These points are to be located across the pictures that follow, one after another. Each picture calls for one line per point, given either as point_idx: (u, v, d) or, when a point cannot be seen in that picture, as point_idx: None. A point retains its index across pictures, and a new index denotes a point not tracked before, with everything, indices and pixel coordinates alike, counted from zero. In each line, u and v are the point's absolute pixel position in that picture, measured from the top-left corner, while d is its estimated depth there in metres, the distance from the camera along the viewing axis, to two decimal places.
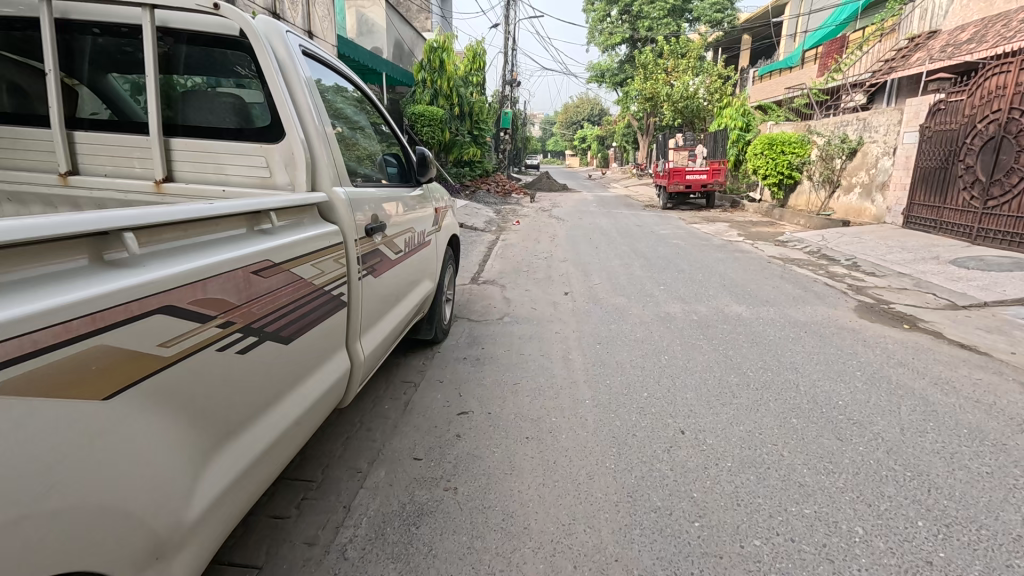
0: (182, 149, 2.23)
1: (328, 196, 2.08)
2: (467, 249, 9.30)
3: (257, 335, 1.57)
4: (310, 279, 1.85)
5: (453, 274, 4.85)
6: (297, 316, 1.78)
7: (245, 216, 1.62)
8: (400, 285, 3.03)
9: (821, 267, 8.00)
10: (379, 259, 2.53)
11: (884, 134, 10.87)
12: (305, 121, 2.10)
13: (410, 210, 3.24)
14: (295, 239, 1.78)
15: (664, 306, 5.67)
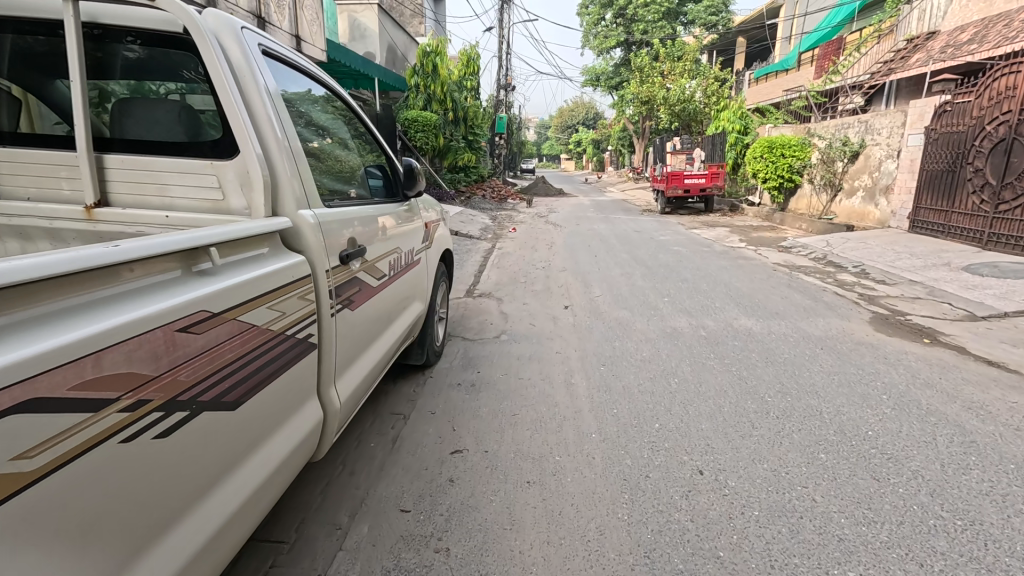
0: (119, 168, 1.96)
1: (293, 221, 1.80)
2: (463, 258, 9.00)
3: (184, 408, 1.28)
4: (265, 325, 1.55)
5: (447, 291, 4.53)
6: (245, 374, 1.48)
7: (174, 257, 1.32)
8: (386, 312, 2.71)
9: (828, 274, 7.74)
10: (358, 288, 2.21)
11: (888, 137, 10.64)
12: (264, 134, 1.81)
13: (398, 228, 2.93)
14: (244, 279, 1.47)
15: (670, 320, 5.38)
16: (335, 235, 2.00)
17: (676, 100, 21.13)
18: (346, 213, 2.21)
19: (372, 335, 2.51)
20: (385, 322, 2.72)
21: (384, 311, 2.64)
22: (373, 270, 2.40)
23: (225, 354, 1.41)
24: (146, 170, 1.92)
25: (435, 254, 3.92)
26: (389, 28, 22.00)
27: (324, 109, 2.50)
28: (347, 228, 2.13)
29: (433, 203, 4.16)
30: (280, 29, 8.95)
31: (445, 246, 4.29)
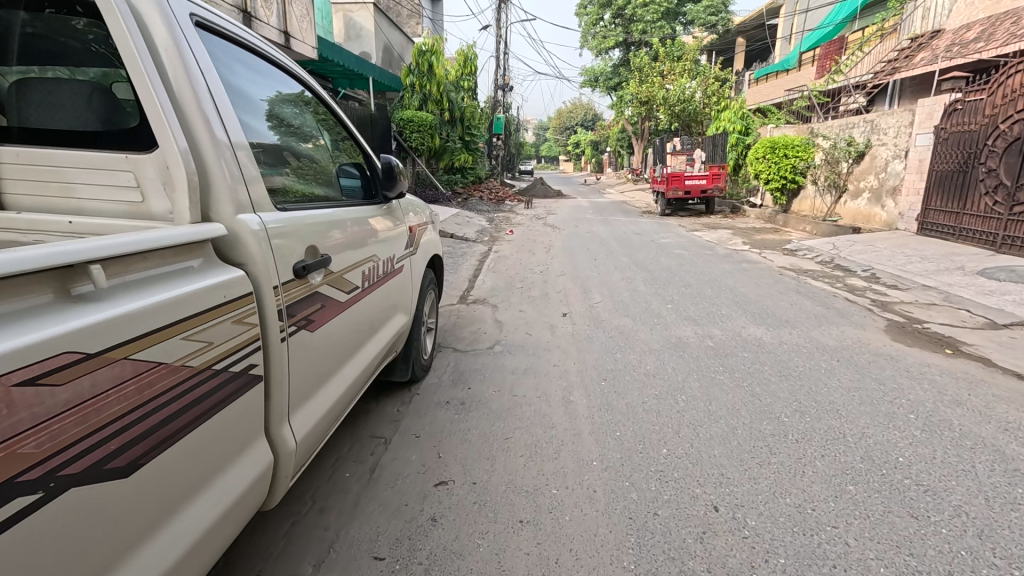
0: (10, 164, 1.68)
1: (227, 229, 1.49)
2: (458, 262, 8.69)
3: (39, 487, 0.97)
4: (174, 362, 1.24)
5: (436, 299, 4.21)
6: (140, 427, 1.17)
7: (33, 281, 1.01)
8: (360, 328, 2.38)
9: (837, 279, 7.45)
10: (320, 305, 1.88)
11: (894, 137, 10.35)
12: (193, 123, 1.51)
13: (377, 232, 2.62)
14: (140, 304, 1.16)
15: (675, 329, 5.07)
16: (290, 242, 1.70)
17: (676, 100, 20.84)
18: (309, 217, 1.92)
19: (343, 355, 2.21)
20: (359, 338, 2.41)
21: (358, 327, 2.34)
22: (343, 282, 2.10)
23: (111, 405, 1.11)
24: (46, 165, 1.64)
25: (421, 261, 3.62)
26: (385, 27, 21.69)
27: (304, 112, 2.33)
28: (307, 235, 1.83)
29: (418, 205, 3.89)
30: (267, 25, 8.63)
31: (433, 252, 3.99)
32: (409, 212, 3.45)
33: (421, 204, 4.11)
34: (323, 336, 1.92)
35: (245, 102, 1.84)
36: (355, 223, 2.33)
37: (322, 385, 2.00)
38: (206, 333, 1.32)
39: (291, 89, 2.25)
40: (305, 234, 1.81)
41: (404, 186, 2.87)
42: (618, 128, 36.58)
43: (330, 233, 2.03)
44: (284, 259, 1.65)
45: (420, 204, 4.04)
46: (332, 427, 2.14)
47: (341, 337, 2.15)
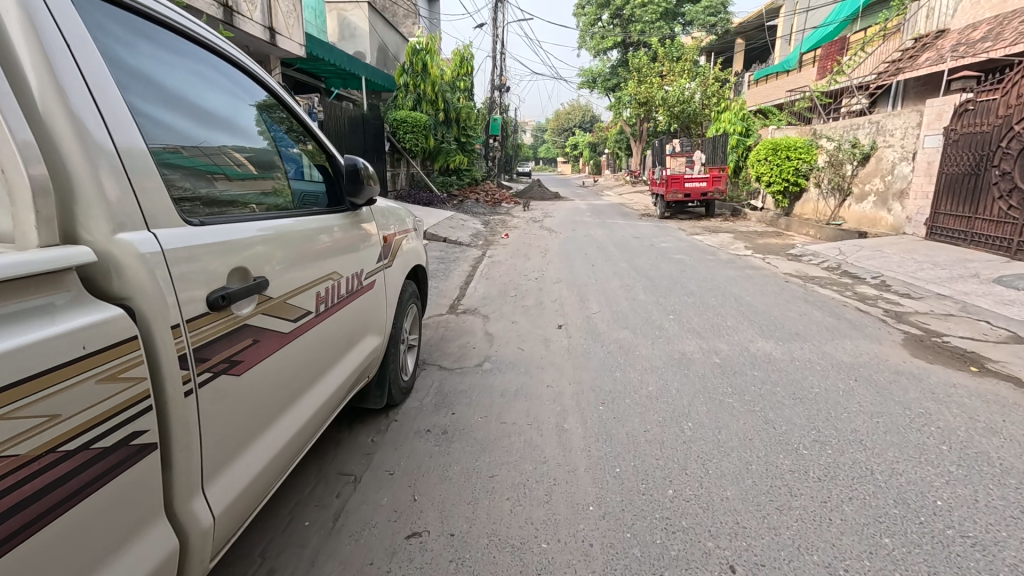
0: None
1: (95, 256, 1.16)
2: (450, 268, 8.33)
3: None
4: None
5: (418, 314, 3.87)
6: None
7: None
8: (314, 360, 2.05)
9: (846, 286, 7.12)
10: (251, 342, 1.55)
11: (901, 138, 10.05)
12: (50, 119, 1.19)
13: (339, 245, 2.29)
14: None
15: (678, 343, 4.71)
16: (203, 265, 1.39)
17: (675, 101, 20.54)
18: (241, 231, 1.62)
19: (293, 392, 1.89)
20: (314, 371, 2.08)
21: (311, 359, 2.01)
22: (287, 310, 1.77)
23: None
24: None
25: (399, 272, 3.28)
26: (380, 26, 21.35)
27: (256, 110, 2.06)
28: (231, 254, 1.51)
29: (393, 210, 3.56)
30: (251, 21, 8.27)
31: (413, 261, 3.65)
32: (382, 218, 3.11)
33: (400, 209, 3.79)
34: (256, 379, 1.59)
35: (156, 95, 1.54)
36: (310, 236, 2.01)
37: (260, 434, 1.68)
38: (52, 401, 0.99)
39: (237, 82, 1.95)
40: (231, 254, 1.51)
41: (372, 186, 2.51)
42: (616, 129, 36.32)
43: (271, 250, 1.71)
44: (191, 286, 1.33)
45: (397, 209, 3.71)
46: (275, 479, 1.82)
47: (287, 373, 1.82)
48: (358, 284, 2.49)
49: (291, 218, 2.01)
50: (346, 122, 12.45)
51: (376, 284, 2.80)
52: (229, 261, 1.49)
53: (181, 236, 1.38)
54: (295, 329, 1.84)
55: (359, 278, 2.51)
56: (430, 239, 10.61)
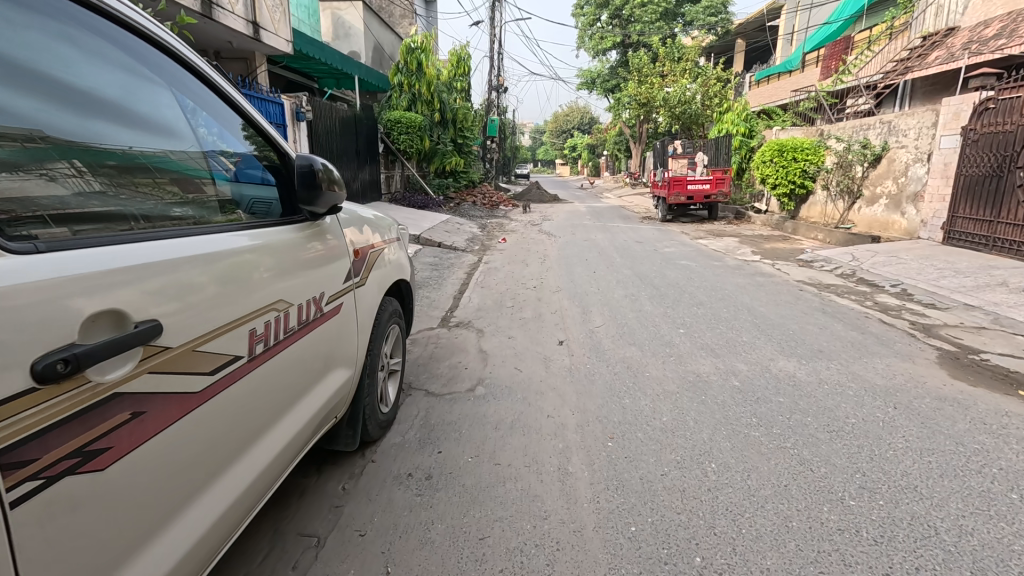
0: None
1: None
2: (443, 275, 7.89)
3: None
4: None
5: (402, 334, 3.41)
6: None
7: None
8: (252, 411, 1.71)
9: (863, 295, 6.71)
10: (121, 414, 1.21)
11: (915, 139, 9.64)
12: None
13: (291, 266, 1.92)
14: None
15: (692, 363, 4.27)
16: (111, 298, 1.18)
17: (676, 102, 20.15)
18: (168, 254, 1.41)
19: (221, 460, 1.55)
20: (255, 424, 1.74)
21: (245, 416, 1.66)
22: (193, 364, 1.41)
23: None
24: None
25: (377, 287, 2.84)
26: (375, 26, 20.93)
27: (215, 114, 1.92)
28: (149, 283, 1.29)
29: (372, 217, 3.11)
30: (232, 14, 7.83)
31: (395, 276, 3.20)
32: (354, 226, 2.66)
33: (381, 217, 3.35)
34: (140, 468, 1.25)
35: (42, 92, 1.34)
36: (265, 253, 1.78)
37: (168, 523, 1.34)
38: None
39: (160, 71, 1.68)
40: (165, 276, 1.34)
41: (332, 190, 2.07)
42: (616, 131, 35.94)
43: (221, 275, 1.54)
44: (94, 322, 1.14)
45: (377, 217, 3.27)
46: (226, 541, 1.60)
47: (206, 439, 1.48)
48: (316, 311, 2.09)
49: (219, 235, 1.68)
50: (337, 123, 12.02)
51: (344, 305, 2.37)
52: (149, 289, 1.28)
53: (71, 264, 1.16)
54: (207, 390, 1.47)
55: (317, 303, 2.10)
56: (424, 244, 10.17)
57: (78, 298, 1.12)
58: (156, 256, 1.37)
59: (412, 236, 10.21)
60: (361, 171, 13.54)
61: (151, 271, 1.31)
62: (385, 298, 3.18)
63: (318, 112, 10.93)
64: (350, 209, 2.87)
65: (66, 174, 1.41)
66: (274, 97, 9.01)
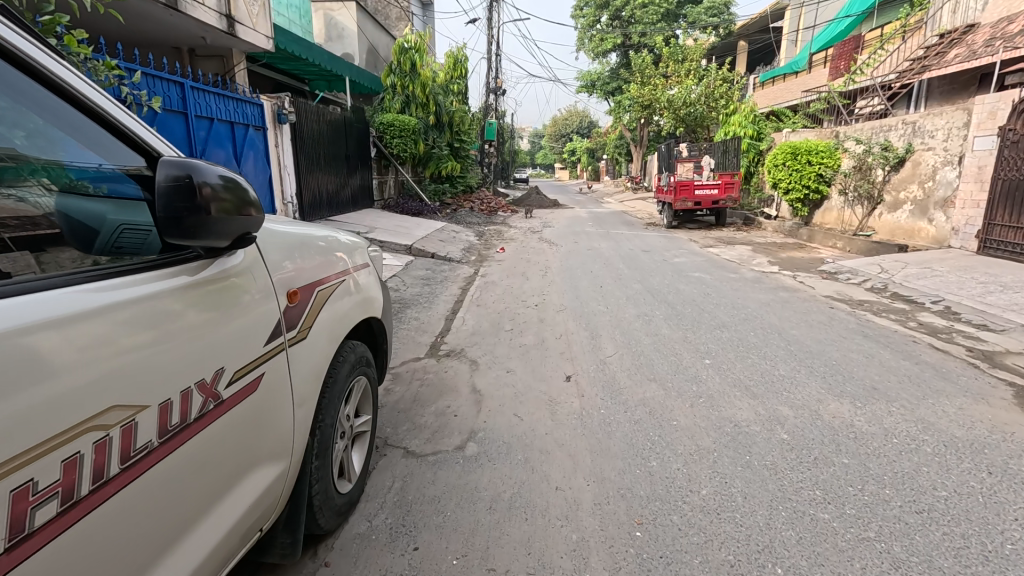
0: None
1: None
2: (435, 291, 7.18)
3: None
4: None
5: (372, 382, 2.71)
6: None
7: None
8: (196, 484, 1.37)
9: (903, 314, 6.03)
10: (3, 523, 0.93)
11: (943, 140, 8.97)
12: None
13: (229, 314, 1.48)
14: None
15: (728, 409, 3.56)
16: (73, 333, 1.08)
17: (681, 103, 19.53)
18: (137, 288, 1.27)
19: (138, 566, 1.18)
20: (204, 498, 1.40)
21: (151, 521, 1.23)
22: None
23: None
24: None
25: (333, 330, 2.13)
26: (369, 27, 20.29)
27: (78, 116, 1.33)
28: (114, 315, 1.17)
29: (329, 239, 2.38)
30: (202, 6, 7.15)
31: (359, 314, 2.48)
32: (293, 254, 1.93)
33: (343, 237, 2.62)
34: None
35: None
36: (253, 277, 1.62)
37: None
38: None
39: None
40: (142, 304, 1.24)
41: (224, 214, 1.36)
42: (616, 134, 35.33)
43: (201, 301, 1.40)
44: (54, 360, 1.03)
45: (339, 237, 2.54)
46: None
47: (117, 529, 1.15)
48: (209, 405, 1.40)
49: (87, 290, 1.19)
50: (326, 125, 11.34)
51: (266, 374, 1.63)
52: (115, 321, 1.17)
53: None
54: None
55: (208, 389, 1.39)
56: (417, 254, 9.48)
57: (35, 334, 1.02)
58: (131, 286, 1.27)
59: (405, 246, 9.52)
60: (352, 177, 12.86)
61: (120, 302, 1.20)
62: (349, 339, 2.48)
63: (305, 114, 10.21)
64: (292, 229, 2.12)
65: (37, 193, 1.50)
66: (252, 98, 8.29)
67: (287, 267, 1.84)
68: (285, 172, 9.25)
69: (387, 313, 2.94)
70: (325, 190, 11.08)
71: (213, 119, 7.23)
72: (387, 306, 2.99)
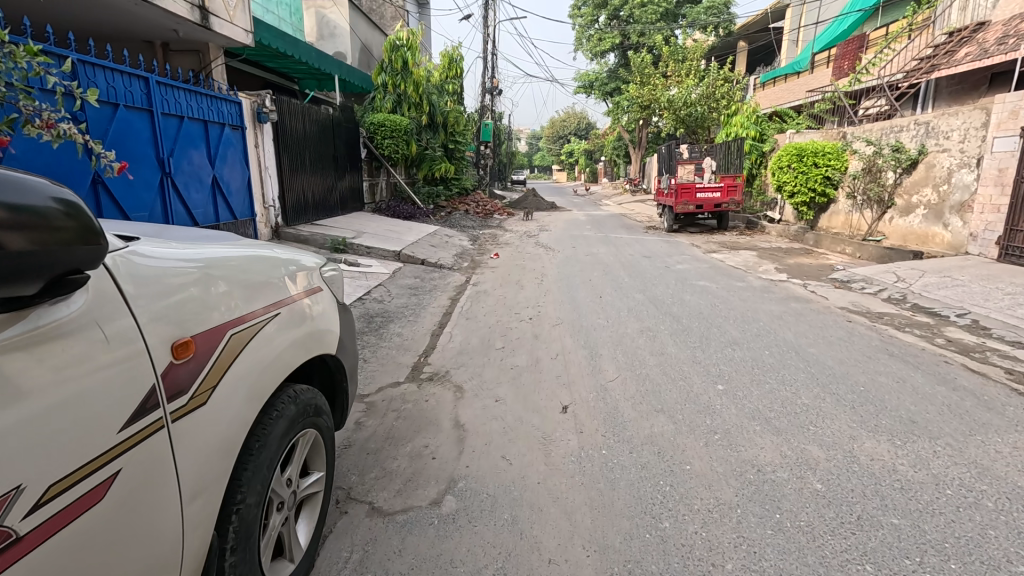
0: None
1: None
2: (423, 302, 6.69)
3: None
4: None
5: (325, 426, 2.23)
6: None
7: None
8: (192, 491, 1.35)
9: (928, 328, 5.57)
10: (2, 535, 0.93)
11: (960, 141, 8.54)
12: None
13: (124, 373, 1.18)
14: None
15: (750, 450, 3.08)
16: (45, 355, 1.05)
17: (681, 103, 19.10)
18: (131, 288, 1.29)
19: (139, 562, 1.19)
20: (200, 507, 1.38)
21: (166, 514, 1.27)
22: None
23: None
24: None
25: (259, 381, 1.65)
26: (362, 26, 19.81)
27: None
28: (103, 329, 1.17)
29: (262, 261, 1.91)
30: None
31: (304, 354, 2.00)
32: (189, 288, 1.46)
33: (285, 255, 2.15)
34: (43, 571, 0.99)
35: None
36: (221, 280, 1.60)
37: None
38: None
39: None
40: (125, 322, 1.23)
41: (49, 243, 1.03)
42: (615, 136, 34.92)
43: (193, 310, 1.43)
44: (26, 385, 1.00)
45: (279, 257, 2.09)
46: None
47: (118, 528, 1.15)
48: None
49: None
50: (314, 125, 10.87)
51: (121, 471, 1.16)
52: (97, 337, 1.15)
53: None
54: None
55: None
56: (406, 261, 8.98)
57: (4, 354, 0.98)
58: None
59: (394, 252, 9.03)
60: (342, 180, 12.37)
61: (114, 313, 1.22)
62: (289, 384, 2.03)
63: (290, 113, 9.73)
64: (216, 252, 1.73)
65: None
66: (230, 95, 7.80)
67: (173, 308, 1.38)
68: (267, 174, 8.74)
69: (348, 344, 2.48)
70: (312, 193, 10.60)
71: (184, 116, 6.67)
72: (348, 335, 2.52)
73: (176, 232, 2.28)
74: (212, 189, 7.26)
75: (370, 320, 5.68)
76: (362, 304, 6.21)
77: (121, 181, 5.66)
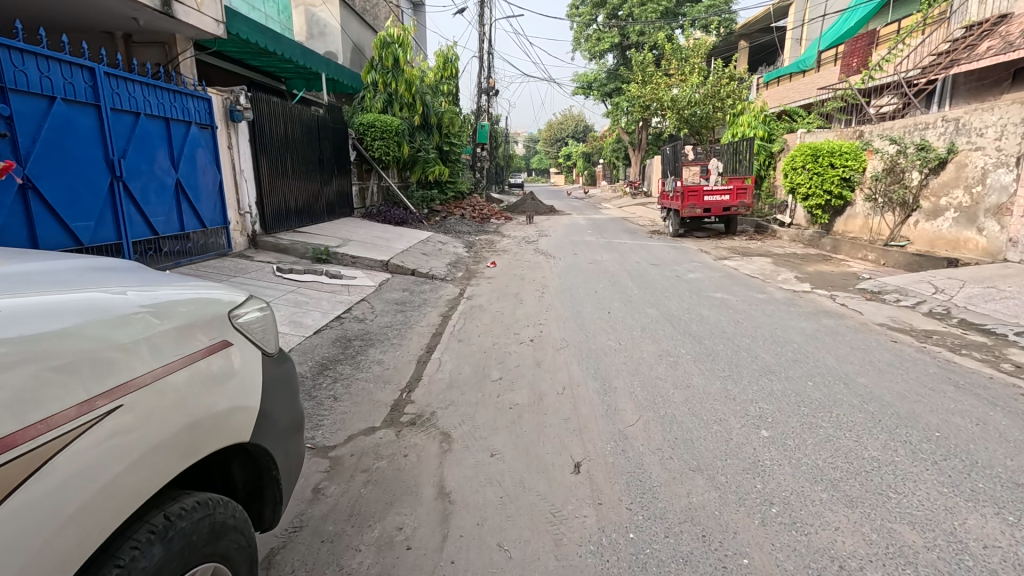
0: None
1: None
2: (410, 320, 5.98)
3: None
4: None
5: (240, 544, 1.51)
6: None
7: None
8: None
9: (987, 350, 4.88)
10: None
11: (995, 139, 7.88)
12: None
13: None
14: None
15: (823, 536, 2.35)
16: None
17: (685, 103, 18.43)
18: None
19: None
20: None
21: None
22: None
23: None
24: None
25: (45, 541, 1.04)
26: (353, 25, 19.12)
27: None
28: None
29: (109, 320, 1.28)
30: None
31: (184, 461, 1.36)
32: None
33: (189, 299, 1.55)
34: None
35: None
36: (70, 343, 1.17)
37: None
38: None
39: None
40: None
41: None
42: (615, 138, 34.31)
43: (25, 381, 1.08)
44: None
45: (161, 303, 1.45)
46: None
47: None
48: None
49: None
50: (299, 127, 10.20)
51: None
52: None
53: None
54: None
55: None
56: (394, 271, 8.26)
57: None
58: None
59: (381, 262, 8.32)
60: (330, 185, 11.68)
61: None
62: (166, 494, 1.41)
63: (272, 112, 9.05)
64: (48, 304, 1.22)
65: None
66: (200, 92, 7.08)
67: None
68: (242, 178, 8.02)
69: (282, 414, 1.81)
70: (296, 200, 9.89)
71: (140, 112, 5.93)
72: (285, 400, 1.85)
73: (81, 268, 1.77)
74: (175, 195, 6.51)
75: (347, 344, 4.94)
76: (340, 324, 5.47)
77: (55, 185, 4.91)
